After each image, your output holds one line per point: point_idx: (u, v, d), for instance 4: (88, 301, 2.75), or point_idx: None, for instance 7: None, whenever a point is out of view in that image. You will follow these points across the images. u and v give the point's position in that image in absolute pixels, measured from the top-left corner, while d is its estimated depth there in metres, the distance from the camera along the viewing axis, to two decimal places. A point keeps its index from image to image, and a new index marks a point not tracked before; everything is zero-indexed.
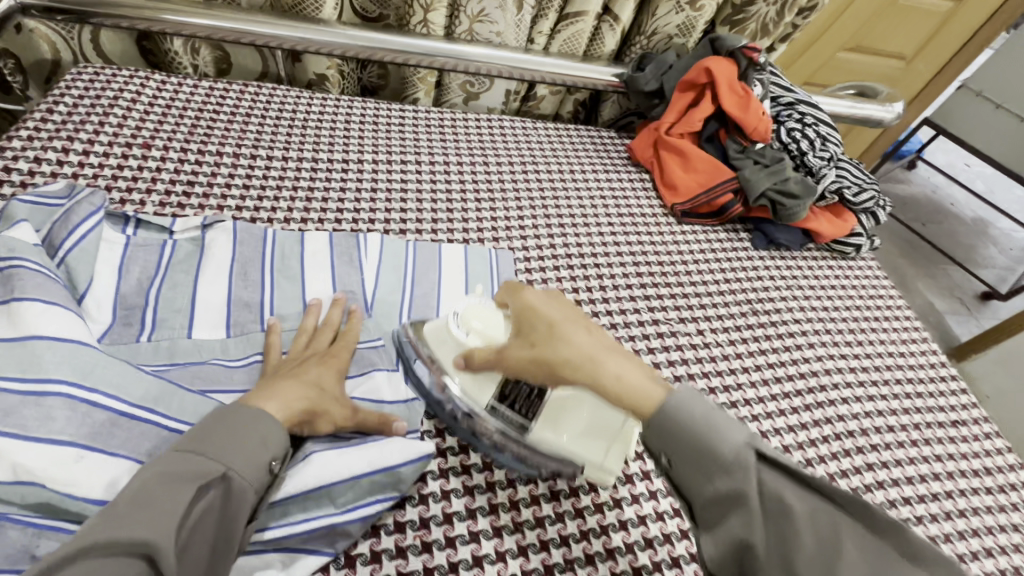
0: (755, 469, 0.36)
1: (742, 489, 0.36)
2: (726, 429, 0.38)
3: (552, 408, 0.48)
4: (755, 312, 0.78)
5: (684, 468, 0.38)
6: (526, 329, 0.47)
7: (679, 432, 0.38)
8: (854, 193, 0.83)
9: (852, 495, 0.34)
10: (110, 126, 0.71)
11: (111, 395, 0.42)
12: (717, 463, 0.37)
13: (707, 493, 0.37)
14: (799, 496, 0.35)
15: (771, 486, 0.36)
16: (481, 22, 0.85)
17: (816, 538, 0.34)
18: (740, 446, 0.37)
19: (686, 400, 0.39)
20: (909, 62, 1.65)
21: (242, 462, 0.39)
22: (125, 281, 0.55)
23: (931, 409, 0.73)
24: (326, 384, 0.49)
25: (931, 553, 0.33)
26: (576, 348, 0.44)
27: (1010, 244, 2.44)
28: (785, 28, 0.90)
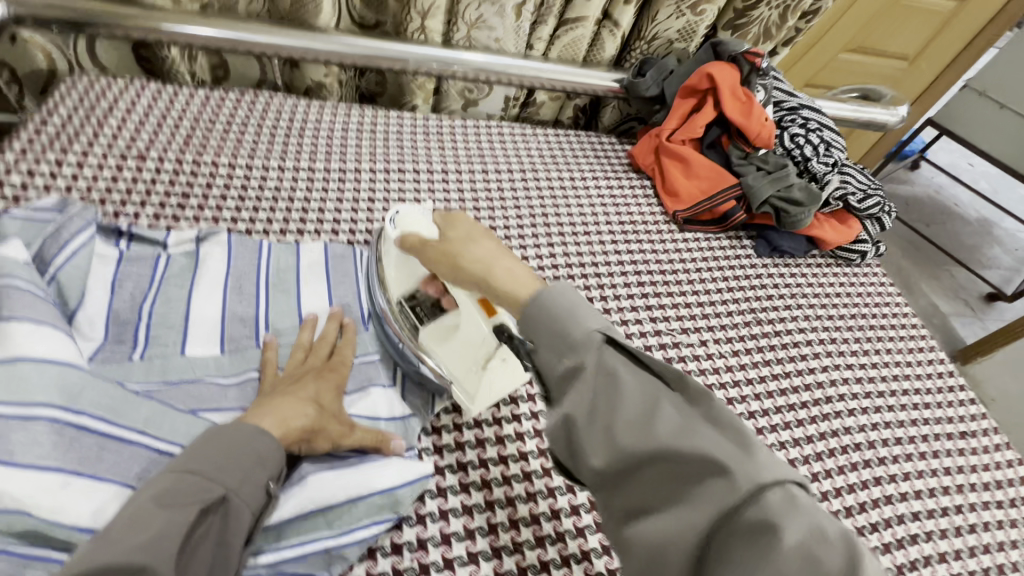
0: (600, 349, 0.36)
1: (585, 363, 0.36)
2: (582, 314, 0.38)
3: (440, 324, 0.52)
4: (759, 321, 0.76)
5: (545, 352, 0.38)
6: (449, 230, 0.50)
7: (538, 324, 0.38)
8: (858, 198, 0.82)
9: (698, 386, 0.35)
10: (104, 137, 0.70)
11: (101, 418, 0.41)
12: (566, 343, 0.37)
13: (557, 372, 0.37)
14: (636, 379, 0.35)
15: (612, 366, 0.36)
16: (479, 28, 0.85)
17: (640, 410, 0.34)
18: (591, 329, 0.37)
19: (554, 291, 0.40)
20: (912, 63, 1.64)
21: (240, 482, 0.39)
22: (118, 297, 0.54)
23: (939, 419, 0.71)
24: (325, 400, 0.48)
25: (758, 446, 0.32)
26: (476, 253, 0.47)
27: (1015, 245, 2.42)
28: (787, 31, 0.88)
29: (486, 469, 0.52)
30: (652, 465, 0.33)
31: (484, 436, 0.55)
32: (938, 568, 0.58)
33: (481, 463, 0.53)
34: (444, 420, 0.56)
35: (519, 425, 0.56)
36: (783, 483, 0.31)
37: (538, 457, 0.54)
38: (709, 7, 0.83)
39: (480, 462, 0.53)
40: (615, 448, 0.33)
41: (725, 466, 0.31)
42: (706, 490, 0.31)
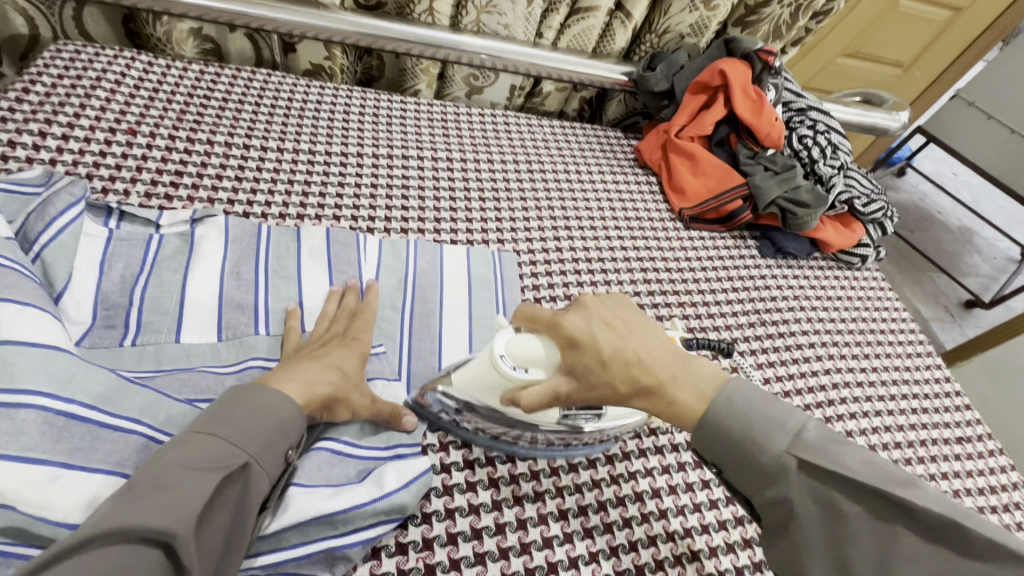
0: (797, 477, 0.36)
1: (788, 494, 0.36)
2: (769, 427, 0.37)
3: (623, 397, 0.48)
4: (763, 323, 0.76)
5: (737, 475, 0.38)
6: (581, 359, 0.40)
7: (715, 445, 0.38)
8: (863, 203, 0.81)
9: (920, 506, 0.33)
10: (92, 108, 0.67)
11: (91, 407, 0.38)
12: (761, 474, 0.37)
13: (762, 497, 0.38)
14: (853, 505, 0.35)
15: (821, 492, 0.36)
16: (488, 13, 0.82)
17: (869, 541, 0.34)
18: (780, 452, 0.36)
19: (737, 397, 0.38)
20: (906, 69, 1.65)
21: (262, 450, 0.39)
22: (107, 279, 0.51)
23: (936, 424, 0.72)
24: (348, 366, 0.48)
25: (1017, 559, 0.31)
26: (652, 358, 0.40)
27: (993, 253, 2.48)
28: (797, 31, 0.88)
29: (493, 467, 0.51)
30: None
31: None
32: None
33: (488, 461, 0.52)
34: None
35: None
36: None
37: (545, 456, 0.53)
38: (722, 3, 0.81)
39: (487, 460, 0.52)
40: (844, 573, 0.34)
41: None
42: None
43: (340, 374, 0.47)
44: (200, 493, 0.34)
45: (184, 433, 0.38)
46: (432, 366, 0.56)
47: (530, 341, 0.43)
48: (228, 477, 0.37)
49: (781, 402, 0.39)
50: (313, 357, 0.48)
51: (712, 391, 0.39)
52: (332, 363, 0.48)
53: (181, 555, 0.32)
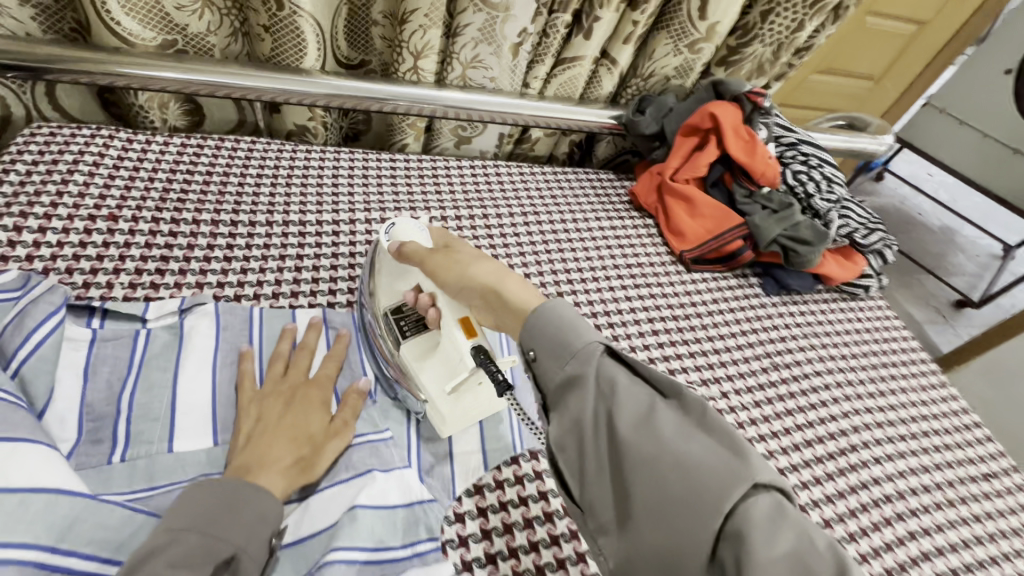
0: (599, 359, 0.40)
1: (586, 370, 0.39)
2: (582, 327, 0.41)
3: (427, 338, 0.54)
4: (776, 366, 0.74)
5: (545, 360, 0.41)
6: (446, 268, 0.52)
7: (542, 331, 0.42)
8: (863, 235, 0.81)
9: (689, 398, 0.37)
10: (70, 194, 0.64)
11: (90, 557, 0.37)
12: (568, 352, 0.40)
13: (557, 381, 0.40)
14: (633, 388, 0.38)
15: (613, 376, 0.39)
16: (474, 68, 0.82)
17: (638, 415, 0.37)
18: (592, 341, 0.40)
19: (559, 307, 0.43)
20: (877, 82, 1.68)
21: (247, 539, 0.39)
22: (92, 385, 0.48)
23: (959, 461, 0.71)
24: (312, 427, 0.49)
25: (752, 452, 0.34)
26: (479, 272, 0.51)
27: (977, 252, 2.52)
28: (780, 68, 0.88)
29: (517, 559, 0.50)
30: (643, 470, 0.35)
31: (512, 520, 0.52)
32: None
33: (510, 552, 0.50)
34: (466, 504, 0.52)
35: (548, 504, 0.53)
36: (772, 490, 0.33)
37: (570, 540, 0.52)
38: (706, 46, 0.81)
39: (510, 551, 0.50)
40: (616, 457, 0.36)
41: (711, 472, 0.33)
42: (707, 494, 0.32)
43: (305, 440, 0.48)
44: None
45: (165, 532, 0.37)
46: (444, 449, 0.55)
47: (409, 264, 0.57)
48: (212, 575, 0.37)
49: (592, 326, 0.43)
50: (282, 423, 0.48)
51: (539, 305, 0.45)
52: (300, 429, 0.48)
53: None
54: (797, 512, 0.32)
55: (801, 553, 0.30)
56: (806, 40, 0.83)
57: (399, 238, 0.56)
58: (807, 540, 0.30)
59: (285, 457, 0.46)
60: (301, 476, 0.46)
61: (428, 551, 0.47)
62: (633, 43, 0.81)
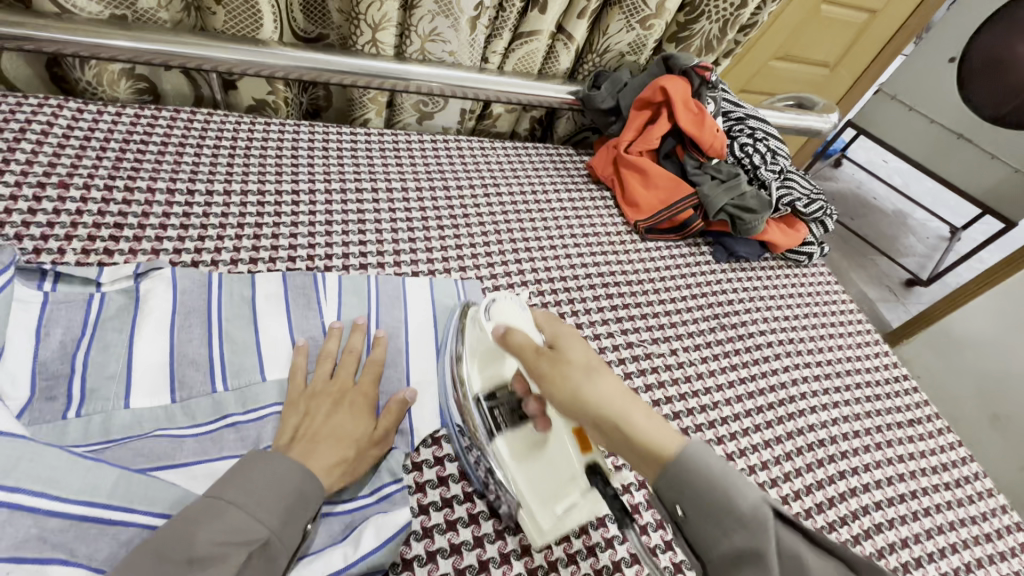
0: (773, 527, 0.36)
1: (760, 546, 0.36)
2: (740, 483, 0.37)
3: (527, 433, 0.49)
4: (723, 327, 0.79)
5: (697, 520, 0.38)
6: (562, 352, 0.46)
7: (687, 480, 0.38)
8: (804, 204, 0.85)
9: (857, 555, 0.34)
10: (17, 162, 0.63)
11: (38, 494, 0.37)
12: (733, 519, 0.37)
13: (720, 552, 0.37)
14: (820, 569, 0.35)
15: (783, 548, 0.36)
16: (432, 41, 0.83)
17: None
18: (756, 501, 0.37)
19: (702, 455, 0.39)
20: (833, 69, 1.75)
21: (281, 526, 0.42)
22: (46, 345, 0.48)
23: (888, 410, 0.76)
24: (347, 432, 0.50)
25: None
26: (597, 393, 0.43)
27: (925, 232, 2.65)
28: (728, 45, 0.92)
29: (472, 503, 0.53)
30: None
31: (468, 468, 0.54)
32: (903, 554, 0.62)
33: (466, 497, 0.53)
34: (423, 454, 0.55)
35: None
36: None
37: None
38: (657, 22, 0.84)
39: (465, 496, 0.53)
40: None
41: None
42: None
43: (351, 446, 0.49)
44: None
45: (206, 501, 0.40)
46: None
47: (515, 311, 0.53)
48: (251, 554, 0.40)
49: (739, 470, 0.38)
50: (327, 425, 0.50)
51: (677, 450, 0.39)
52: (345, 430, 0.50)
53: None
54: None
55: None
56: (750, 17, 0.87)
57: (503, 318, 0.51)
58: None
59: (331, 458, 0.47)
60: (343, 477, 0.48)
61: (390, 496, 0.50)
62: (587, 19, 0.84)
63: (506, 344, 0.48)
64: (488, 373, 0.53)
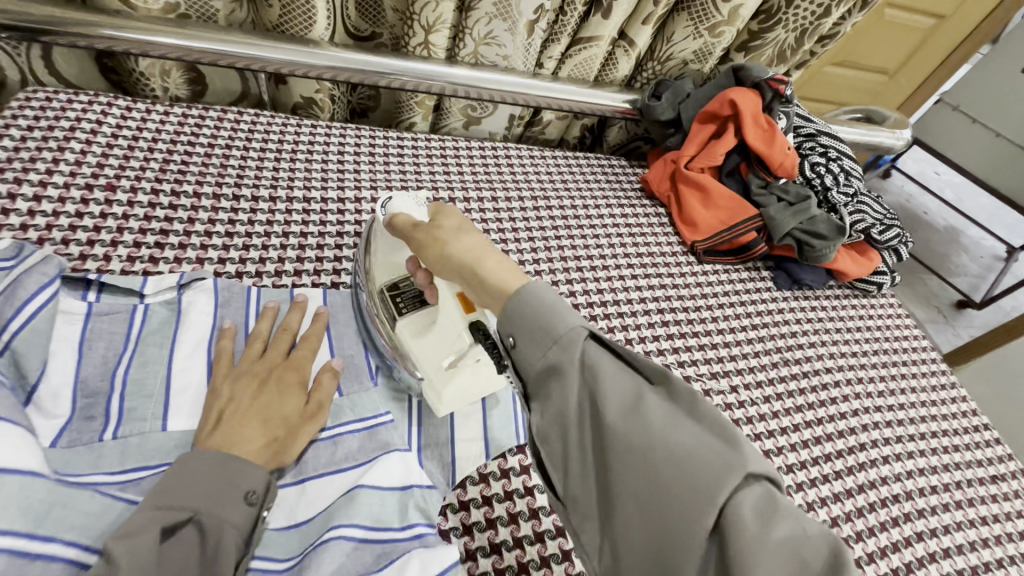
0: (584, 345, 0.36)
1: (568, 358, 0.35)
2: (564, 309, 0.36)
3: (420, 317, 0.53)
4: (786, 361, 0.73)
5: (525, 345, 0.36)
6: (442, 217, 0.48)
7: (526, 315, 0.36)
8: (879, 230, 0.79)
9: (652, 363, 0.35)
10: (67, 163, 0.62)
11: (72, 543, 0.35)
12: (550, 336, 0.35)
13: (538, 369, 0.36)
14: (618, 374, 0.35)
15: (595, 361, 0.35)
16: (487, 45, 0.79)
17: (624, 399, 0.34)
18: (576, 325, 0.36)
19: (539, 289, 0.38)
20: (894, 77, 1.64)
21: (208, 504, 0.39)
22: (88, 361, 0.47)
23: (966, 463, 0.70)
24: (279, 410, 0.47)
25: (744, 439, 0.32)
26: (461, 247, 0.44)
27: (981, 253, 2.50)
28: (802, 56, 0.85)
29: (521, 550, 0.49)
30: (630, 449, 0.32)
31: (517, 510, 0.51)
32: None
33: (515, 542, 0.49)
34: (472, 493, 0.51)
35: None
36: (761, 479, 0.31)
37: None
38: (729, 30, 0.78)
39: (514, 542, 0.49)
40: (612, 435, 0.33)
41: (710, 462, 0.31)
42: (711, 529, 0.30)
43: (281, 424, 0.46)
44: (152, 559, 0.35)
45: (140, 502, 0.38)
46: (445, 435, 0.53)
47: (413, 207, 0.53)
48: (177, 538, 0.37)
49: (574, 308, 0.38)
50: (254, 406, 0.46)
51: (523, 285, 0.39)
52: (274, 411, 0.46)
53: None
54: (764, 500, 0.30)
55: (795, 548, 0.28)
56: (830, 27, 0.81)
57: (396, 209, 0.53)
58: (796, 529, 0.29)
59: (259, 440, 0.44)
60: (272, 459, 0.45)
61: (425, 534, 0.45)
62: (652, 25, 0.79)
63: (393, 227, 0.53)
64: (390, 261, 0.57)
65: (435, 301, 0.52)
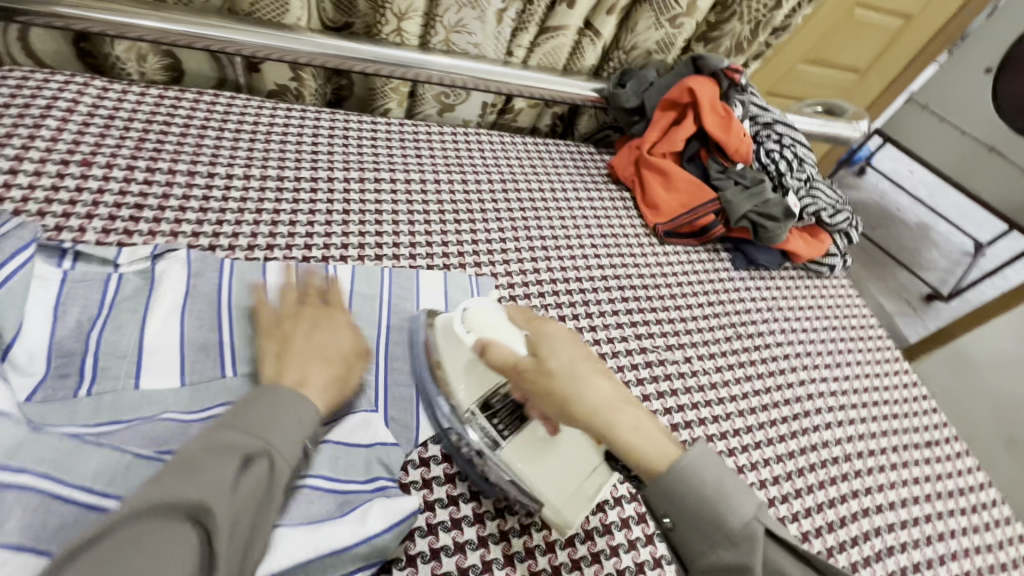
0: (761, 543, 0.41)
1: (746, 534, 0.43)
2: (736, 499, 0.42)
3: (530, 437, 0.52)
4: (740, 336, 0.77)
5: (684, 530, 0.43)
6: (543, 353, 0.48)
7: (688, 498, 0.42)
8: (830, 215, 0.84)
9: (831, 564, 0.41)
10: (42, 139, 0.63)
11: (43, 476, 0.38)
12: (723, 535, 0.42)
13: (702, 560, 0.42)
14: (798, 568, 0.41)
15: (775, 556, 0.42)
16: (458, 32, 0.82)
17: (760, 573, 0.41)
18: (748, 519, 0.42)
19: (699, 465, 0.43)
20: (860, 74, 1.70)
21: (278, 440, 0.40)
22: (62, 324, 0.49)
23: (901, 431, 0.75)
24: (337, 351, 0.51)
25: None
26: (585, 398, 0.45)
27: (950, 248, 2.57)
28: (759, 48, 0.90)
29: (477, 502, 0.53)
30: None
31: (476, 466, 0.54)
32: None
33: (472, 497, 0.54)
34: (432, 451, 0.55)
35: None
36: None
37: None
38: (687, 21, 0.83)
39: (472, 496, 0.54)
40: (739, 564, 0.41)
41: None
42: None
43: (340, 363, 0.50)
44: (224, 479, 0.36)
45: (212, 424, 0.40)
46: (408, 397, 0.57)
47: (489, 318, 0.54)
48: (246, 464, 0.38)
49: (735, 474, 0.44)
50: (315, 348, 0.50)
51: (670, 462, 0.44)
52: (331, 351, 0.51)
53: (211, 528, 0.35)
54: None
55: None
56: (784, 20, 0.85)
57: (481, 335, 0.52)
58: None
59: (325, 376, 0.48)
60: (337, 394, 0.49)
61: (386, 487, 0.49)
62: (616, 15, 0.82)
63: (483, 354, 0.50)
64: (474, 376, 0.54)
65: (551, 431, 0.51)
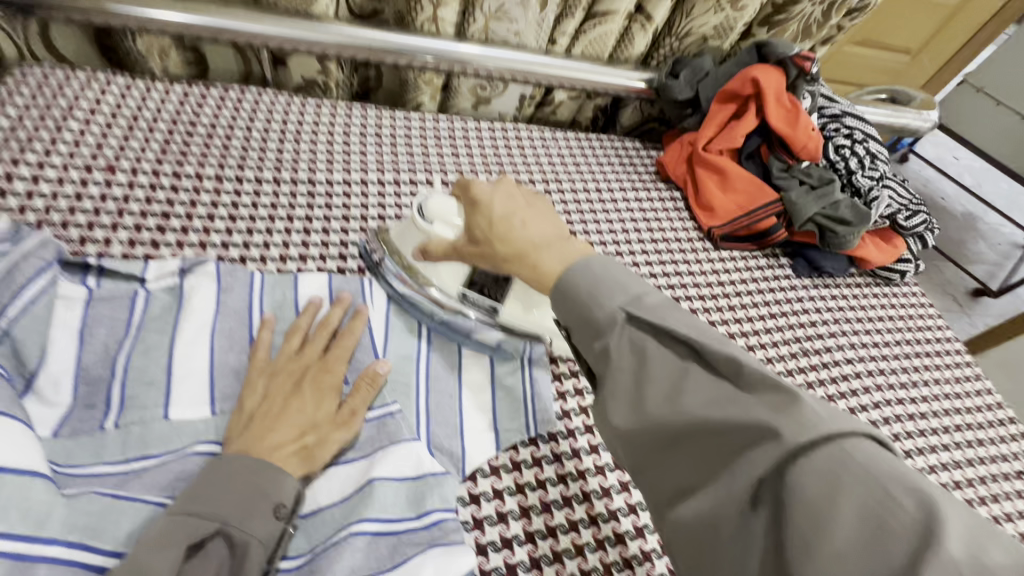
0: (624, 328, 0.35)
1: (611, 340, 0.35)
2: (613, 288, 0.37)
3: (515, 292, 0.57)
4: (806, 351, 0.70)
5: (578, 334, 0.38)
6: (479, 214, 0.46)
7: (570, 304, 0.38)
8: (905, 216, 0.77)
9: (714, 344, 0.33)
10: (65, 142, 0.60)
11: (73, 545, 0.36)
12: (592, 325, 0.36)
13: (592, 352, 0.36)
14: (663, 353, 0.34)
15: (639, 338, 0.35)
16: (497, 20, 0.76)
17: (664, 383, 0.33)
18: (613, 307, 0.36)
19: (595, 266, 0.39)
20: (913, 57, 1.58)
21: (234, 515, 0.38)
22: (88, 348, 0.46)
23: (990, 458, 0.67)
24: (316, 414, 0.45)
25: (802, 398, 0.29)
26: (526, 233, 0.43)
27: (999, 238, 2.41)
28: (829, 31, 0.82)
29: (533, 545, 0.47)
30: (673, 437, 0.32)
31: (529, 503, 0.49)
32: None
33: (527, 537, 0.47)
34: (482, 486, 0.49)
35: (566, 488, 0.51)
36: (835, 439, 0.28)
37: (590, 526, 0.49)
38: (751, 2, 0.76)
39: (526, 536, 0.47)
40: (640, 412, 0.33)
41: (773, 432, 0.28)
42: (759, 459, 0.29)
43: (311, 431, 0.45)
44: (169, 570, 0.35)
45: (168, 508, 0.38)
46: (453, 426, 0.51)
47: (447, 204, 0.55)
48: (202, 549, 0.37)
49: (630, 277, 0.38)
50: (286, 410, 0.45)
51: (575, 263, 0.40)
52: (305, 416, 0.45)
53: None
54: (871, 461, 0.27)
55: (871, 517, 0.25)
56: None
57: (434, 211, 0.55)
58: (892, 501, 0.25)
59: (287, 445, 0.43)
60: (302, 465, 0.43)
61: (441, 521, 0.43)
62: None
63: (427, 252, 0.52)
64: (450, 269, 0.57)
65: None
